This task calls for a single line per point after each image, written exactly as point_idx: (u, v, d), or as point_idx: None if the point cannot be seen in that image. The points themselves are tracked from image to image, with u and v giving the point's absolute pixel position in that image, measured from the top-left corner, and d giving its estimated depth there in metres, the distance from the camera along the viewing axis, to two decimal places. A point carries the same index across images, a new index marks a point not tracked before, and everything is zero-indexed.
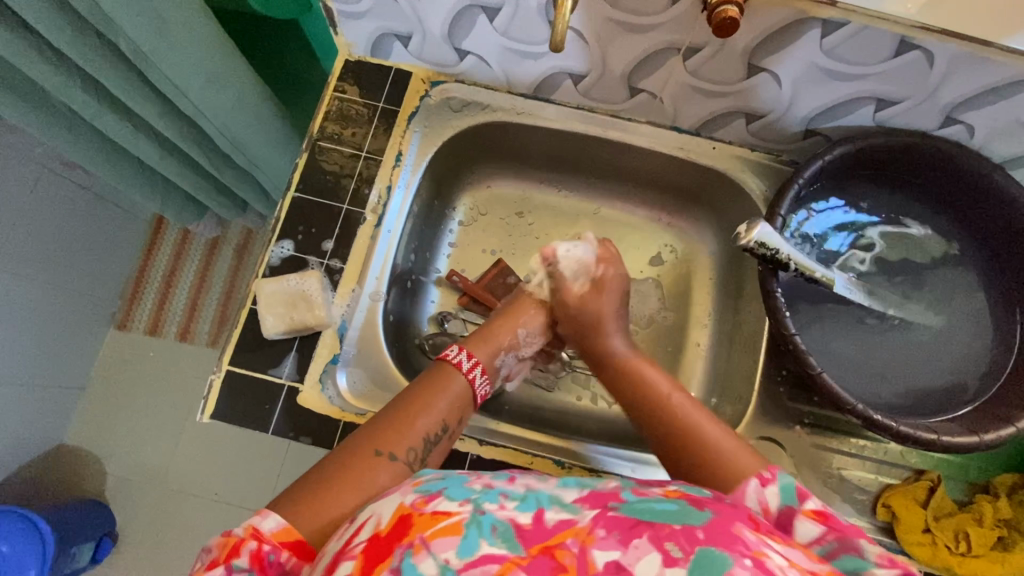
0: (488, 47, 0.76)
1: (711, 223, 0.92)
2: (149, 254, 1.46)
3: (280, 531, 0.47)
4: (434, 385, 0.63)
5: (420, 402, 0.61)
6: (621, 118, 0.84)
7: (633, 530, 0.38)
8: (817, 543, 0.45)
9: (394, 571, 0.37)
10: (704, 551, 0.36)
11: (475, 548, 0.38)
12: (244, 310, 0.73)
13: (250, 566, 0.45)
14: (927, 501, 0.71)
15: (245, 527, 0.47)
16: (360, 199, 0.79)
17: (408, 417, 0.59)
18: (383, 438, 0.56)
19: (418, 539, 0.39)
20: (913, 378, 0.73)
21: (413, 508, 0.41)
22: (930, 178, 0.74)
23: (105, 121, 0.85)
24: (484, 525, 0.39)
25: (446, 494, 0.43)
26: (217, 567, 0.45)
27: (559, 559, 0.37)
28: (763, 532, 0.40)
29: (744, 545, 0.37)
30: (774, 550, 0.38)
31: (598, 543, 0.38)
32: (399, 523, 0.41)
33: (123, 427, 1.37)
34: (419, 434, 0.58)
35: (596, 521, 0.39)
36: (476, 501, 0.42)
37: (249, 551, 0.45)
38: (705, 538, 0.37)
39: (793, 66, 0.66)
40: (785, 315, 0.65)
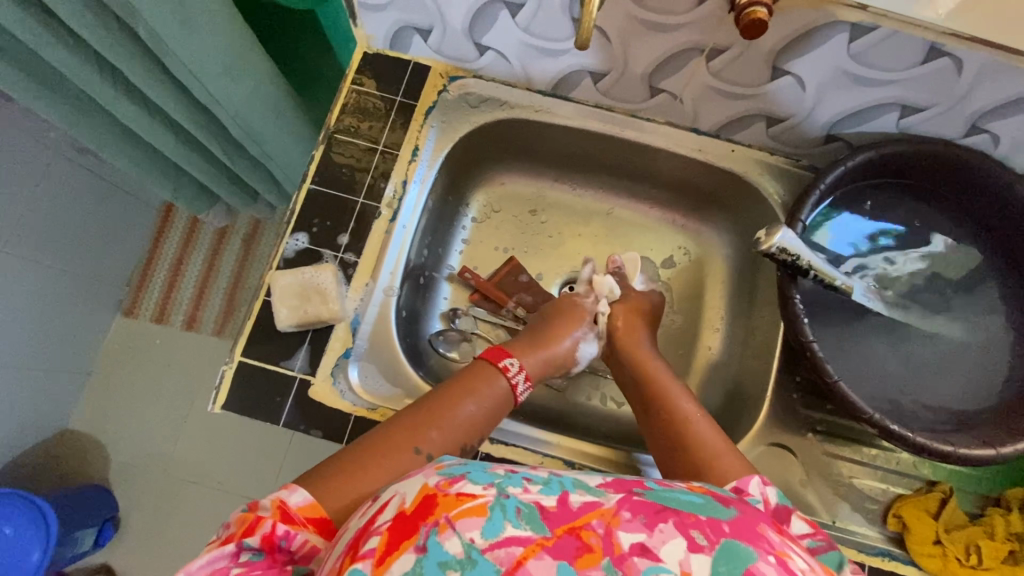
0: (509, 43, 0.75)
1: (726, 227, 0.91)
2: (158, 241, 1.46)
3: (306, 506, 0.48)
4: (475, 386, 0.63)
5: (458, 404, 0.60)
6: (640, 118, 0.83)
7: (659, 516, 0.39)
8: (807, 537, 0.49)
9: (421, 549, 0.38)
10: (728, 544, 0.38)
11: (500, 530, 0.38)
12: (257, 301, 0.73)
13: (262, 546, 0.45)
14: (938, 513, 0.70)
15: (272, 501, 0.47)
16: (375, 194, 0.79)
17: (447, 418, 0.59)
18: (423, 436, 0.57)
19: (443, 518, 0.39)
20: (929, 388, 0.72)
21: (437, 489, 0.41)
22: (951, 188, 0.74)
23: (120, 107, 0.84)
24: (509, 507, 0.39)
25: (470, 477, 0.42)
26: (228, 543, 0.45)
27: (585, 539, 0.38)
28: (785, 534, 0.42)
29: (769, 544, 0.39)
30: (795, 552, 0.40)
31: (624, 525, 0.38)
32: (424, 502, 0.40)
33: (129, 413, 1.38)
34: (455, 438, 0.58)
35: (622, 504, 0.40)
36: (500, 484, 0.41)
37: (263, 530, 0.45)
38: (731, 531, 0.39)
39: (819, 70, 0.66)
40: (803, 322, 0.64)
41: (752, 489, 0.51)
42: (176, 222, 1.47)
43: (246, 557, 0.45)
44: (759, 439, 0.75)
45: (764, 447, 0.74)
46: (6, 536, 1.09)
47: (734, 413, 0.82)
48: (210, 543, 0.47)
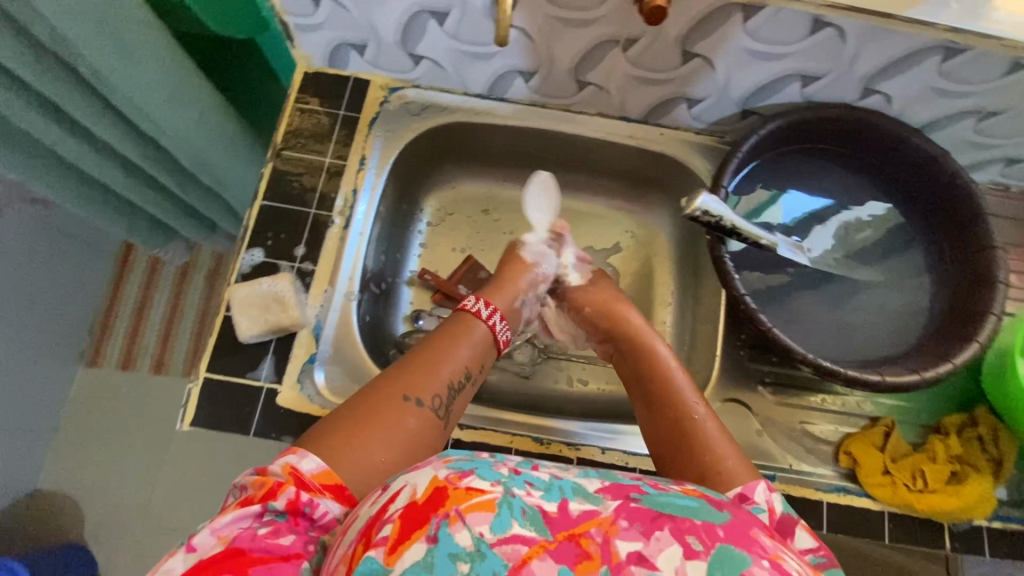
0: (441, 50, 0.80)
1: (666, 206, 0.97)
2: (118, 286, 1.45)
3: (319, 473, 0.49)
4: (455, 335, 0.66)
5: (443, 351, 0.63)
6: (572, 111, 0.89)
7: (655, 523, 0.38)
8: (811, 553, 0.48)
9: (432, 539, 0.38)
10: (723, 550, 0.37)
11: (508, 527, 0.38)
12: (218, 318, 0.74)
13: (286, 508, 0.45)
14: (884, 445, 0.75)
15: (287, 467, 0.48)
16: (327, 204, 0.81)
17: (433, 365, 0.61)
18: (410, 384, 0.58)
19: (454, 510, 0.39)
20: (860, 329, 0.78)
21: (447, 481, 0.41)
22: (858, 147, 0.80)
23: (66, 145, 0.85)
24: (515, 506, 0.39)
25: (477, 473, 0.42)
26: (251, 505, 0.45)
27: (584, 545, 0.37)
28: (780, 540, 0.41)
29: (762, 548, 0.38)
30: (791, 559, 0.39)
31: (621, 533, 0.38)
32: (434, 494, 0.40)
33: (99, 463, 1.34)
34: (444, 380, 0.60)
35: (619, 512, 0.39)
36: (506, 484, 0.41)
37: (287, 494, 0.45)
38: (725, 536, 0.38)
39: (723, 50, 0.72)
40: (735, 278, 0.70)
41: (756, 497, 0.51)
42: (134, 265, 1.46)
43: (268, 518, 0.45)
44: (714, 397, 0.79)
45: (721, 403, 0.79)
46: None
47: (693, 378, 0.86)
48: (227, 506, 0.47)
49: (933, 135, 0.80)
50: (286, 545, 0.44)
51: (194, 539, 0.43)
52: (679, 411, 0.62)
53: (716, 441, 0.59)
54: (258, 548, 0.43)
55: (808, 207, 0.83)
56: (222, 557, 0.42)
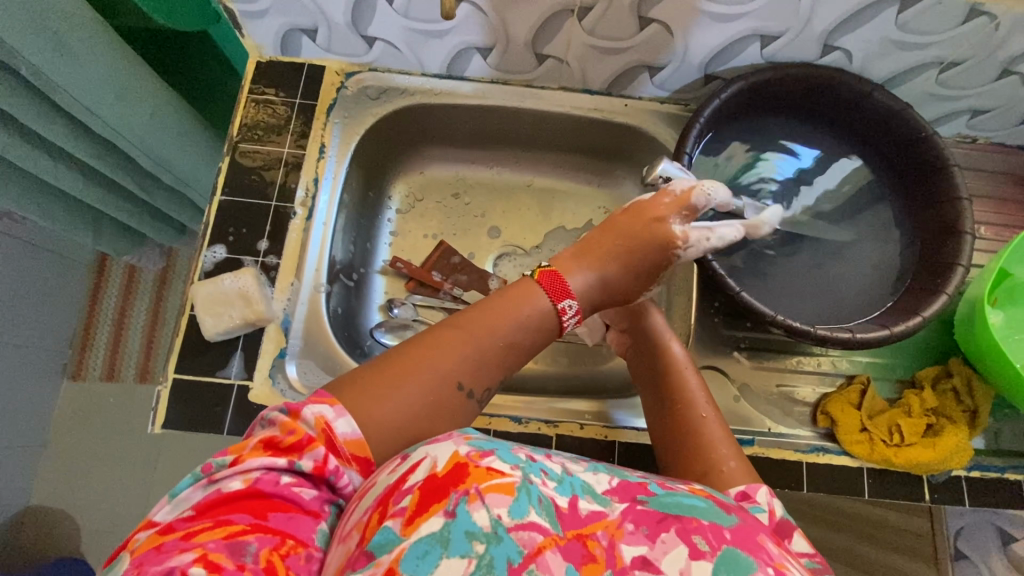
0: (393, 30, 0.78)
1: (636, 178, 0.96)
2: (95, 297, 1.41)
3: (352, 440, 0.44)
4: (508, 312, 0.54)
5: (506, 332, 0.52)
6: (534, 87, 0.87)
7: (661, 525, 0.39)
8: (806, 557, 0.48)
9: (450, 513, 0.37)
10: (729, 551, 0.37)
11: (525, 513, 0.38)
12: (184, 317, 0.73)
13: (313, 470, 0.42)
14: (861, 403, 0.76)
15: (319, 423, 0.44)
16: (288, 195, 0.80)
17: (492, 351, 0.52)
18: (454, 364, 0.50)
19: (473, 489, 0.38)
20: (834, 287, 0.77)
21: (468, 458, 0.40)
22: (821, 105, 0.80)
23: (15, 151, 0.82)
24: (533, 492, 0.39)
25: (499, 454, 0.41)
26: (277, 455, 0.42)
27: (591, 547, 0.38)
28: (784, 546, 0.41)
29: (767, 554, 0.38)
30: (794, 565, 0.39)
31: (626, 537, 0.38)
32: (455, 469, 0.39)
33: (89, 475, 1.33)
34: (499, 369, 0.52)
35: (625, 514, 0.40)
36: (524, 468, 0.41)
37: (316, 456, 0.42)
38: (732, 538, 0.38)
39: (678, 13, 0.71)
40: (701, 244, 0.69)
41: (759, 497, 0.51)
42: (110, 278, 1.42)
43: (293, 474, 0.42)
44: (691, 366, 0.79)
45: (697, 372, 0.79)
46: None
47: None
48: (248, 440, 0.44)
49: (896, 90, 0.80)
50: (305, 506, 0.42)
51: (215, 475, 0.41)
52: (689, 410, 0.62)
53: (719, 441, 0.58)
54: (277, 505, 0.40)
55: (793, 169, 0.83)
56: (242, 496, 0.40)
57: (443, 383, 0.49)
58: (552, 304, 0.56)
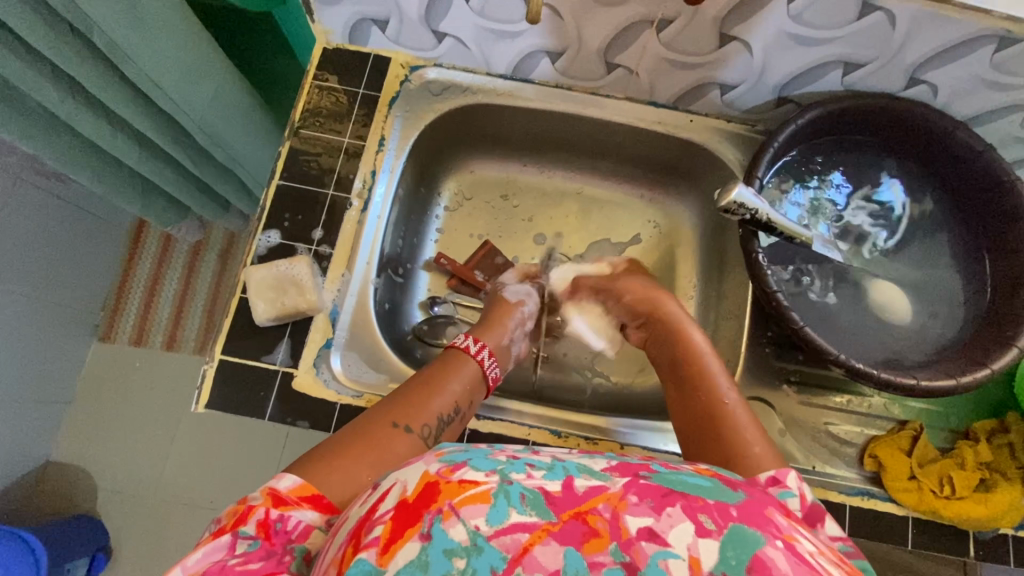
0: (465, 27, 0.76)
1: (692, 195, 0.94)
2: (131, 261, 1.43)
3: (297, 487, 0.48)
4: (444, 366, 0.66)
5: (434, 380, 0.64)
6: (599, 95, 0.85)
7: (666, 499, 0.37)
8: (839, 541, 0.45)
9: (425, 537, 0.36)
10: (736, 529, 0.36)
11: (505, 517, 0.36)
12: (234, 299, 0.73)
13: (258, 533, 0.44)
14: (911, 450, 0.73)
15: (259, 493, 0.47)
16: (344, 185, 0.79)
17: (428, 392, 0.62)
18: (391, 411, 0.59)
19: (447, 505, 0.37)
20: (895, 329, 0.75)
21: (438, 476, 0.39)
22: (896, 138, 0.77)
23: (80, 119, 0.82)
24: (512, 493, 0.37)
25: (471, 464, 0.40)
26: (223, 535, 0.44)
27: (591, 523, 0.36)
28: (793, 518, 0.40)
29: (776, 527, 0.37)
30: (804, 535, 0.38)
31: (630, 509, 0.37)
32: (426, 489, 0.38)
33: (111, 440, 1.33)
34: (434, 411, 0.60)
35: (627, 487, 0.38)
36: (502, 471, 0.39)
37: (256, 517, 0.45)
38: (738, 516, 0.37)
39: (763, 33, 0.68)
40: (767, 273, 0.67)
41: (789, 481, 0.48)
42: (147, 240, 1.44)
43: (241, 547, 0.43)
44: None
45: (742, 401, 0.77)
46: None
47: None
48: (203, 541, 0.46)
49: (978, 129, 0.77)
50: (262, 565, 0.42)
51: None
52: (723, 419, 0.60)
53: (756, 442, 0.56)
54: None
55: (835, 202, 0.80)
56: None
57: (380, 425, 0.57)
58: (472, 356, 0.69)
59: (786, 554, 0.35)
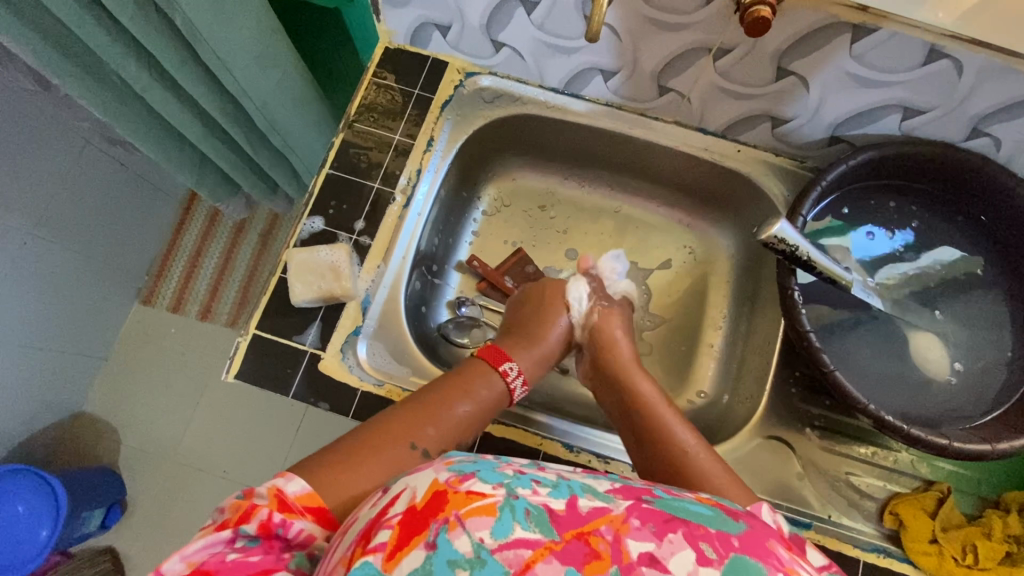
0: (524, 40, 0.78)
1: (731, 226, 0.93)
2: (178, 231, 1.49)
3: (302, 495, 0.47)
4: (475, 389, 0.66)
5: (459, 405, 0.63)
6: (648, 117, 0.86)
7: (668, 525, 0.38)
8: (825, 569, 0.45)
9: (431, 545, 0.36)
10: (738, 560, 0.36)
11: (509, 531, 0.37)
12: (275, 277, 0.76)
13: (259, 533, 0.44)
14: (936, 512, 0.70)
15: (266, 490, 0.46)
16: (391, 180, 0.82)
17: (447, 417, 0.61)
18: (410, 430, 0.58)
19: (454, 515, 0.37)
20: (933, 387, 0.72)
21: (447, 485, 0.40)
22: (950, 188, 0.75)
23: (153, 94, 0.87)
24: (518, 509, 0.38)
25: (479, 477, 0.41)
26: (224, 530, 0.44)
27: (593, 545, 0.37)
28: (794, 552, 0.40)
29: (778, 560, 0.37)
30: (805, 570, 0.38)
31: (632, 532, 0.37)
32: (434, 498, 0.39)
33: (140, 398, 1.39)
34: (451, 438, 0.61)
35: (630, 511, 0.39)
36: (509, 486, 0.40)
37: (258, 518, 0.44)
38: (740, 546, 0.37)
39: (823, 70, 0.68)
40: (801, 313, 0.66)
41: (763, 516, 0.48)
42: (195, 212, 1.51)
43: (242, 543, 0.44)
44: (755, 432, 0.76)
45: (761, 441, 0.76)
46: (20, 513, 1.10)
47: (736, 407, 0.83)
48: (204, 527, 0.47)
49: None
50: (260, 562, 0.43)
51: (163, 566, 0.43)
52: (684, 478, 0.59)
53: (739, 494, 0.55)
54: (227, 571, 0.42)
55: (876, 246, 0.78)
56: None
57: (396, 443, 0.56)
58: (507, 390, 0.69)
59: None
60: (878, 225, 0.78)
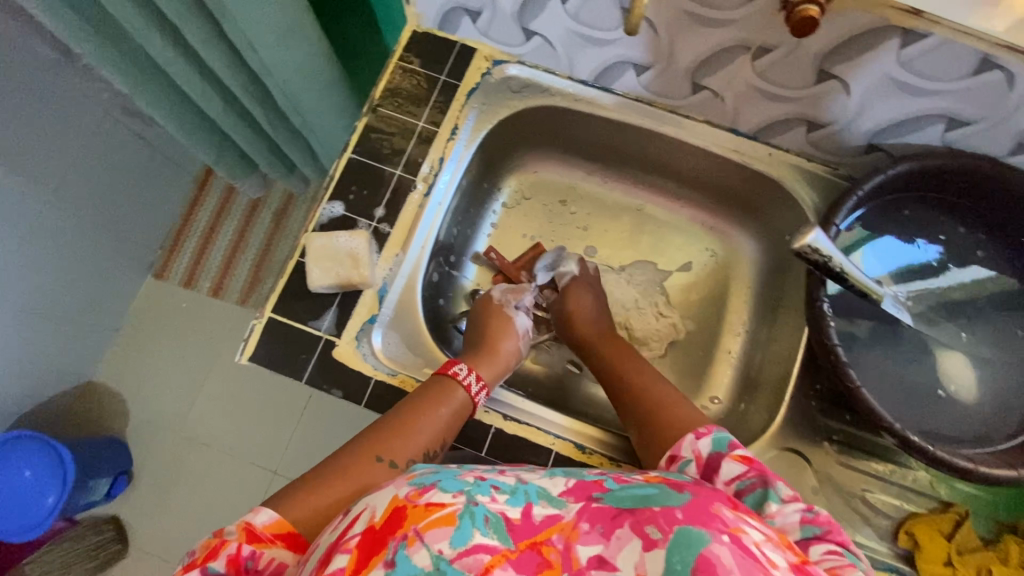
0: (556, 29, 0.76)
1: (756, 231, 0.92)
2: (192, 207, 1.49)
3: (271, 524, 0.50)
4: (430, 397, 0.64)
5: (423, 413, 0.62)
6: (678, 114, 0.83)
7: (615, 522, 0.39)
8: (738, 478, 0.50)
9: (389, 564, 0.37)
10: (682, 531, 0.37)
11: (467, 540, 0.38)
12: (292, 261, 0.75)
13: (228, 568, 0.47)
14: (952, 535, 0.69)
15: (235, 526, 0.49)
16: (412, 168, 0.81)
17: (412, 426, 0.60)
18: (372, 443, 0.58)
19: (412, 531, 0.38)
20: (959, 408, 0.70)
21: (407, 500, 0.40)
22: (987, 204, 0.72)
23: (175, 68, 0.86)
24: (476, 516, 0.39)
25: (439, 486, 0.41)
26: (195, 567, 0.47)
27: (546, 554, 0.38)
28: (739, 510, 0.42)
29: (722, 522, 0.39)
30: (749, 526, 0.40)
31: (582, 538, 0.39)
32: (393, 514, 0.40)
33: (149, 371, 1.39)
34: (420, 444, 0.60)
35: (580, 514, 0.40)
36: (469, 493, 0.41)
37: (227, 553, 0.47)
38: (683, 517, 0.38)
39: (866, 76, 0.65)
40: (830, 325, 0.64)
41: (683, 452, 0.56)
42: (210, 189, 1.50)
43: None
44: (771, 443, 0.75)
45: (777, 452, 0.75)
46: (28, 478, 1.12)
47: (752, 416, 0.82)
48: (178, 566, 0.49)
49: None
50: None
51: None
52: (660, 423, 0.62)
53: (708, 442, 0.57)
54: None
55: (904, 255, 0.76)
56: None
57: (361, 458, 0.56)
58: (467, 393, 0.67)
59: (731, 549, 0.37)
60: (910, 239, 0.76)
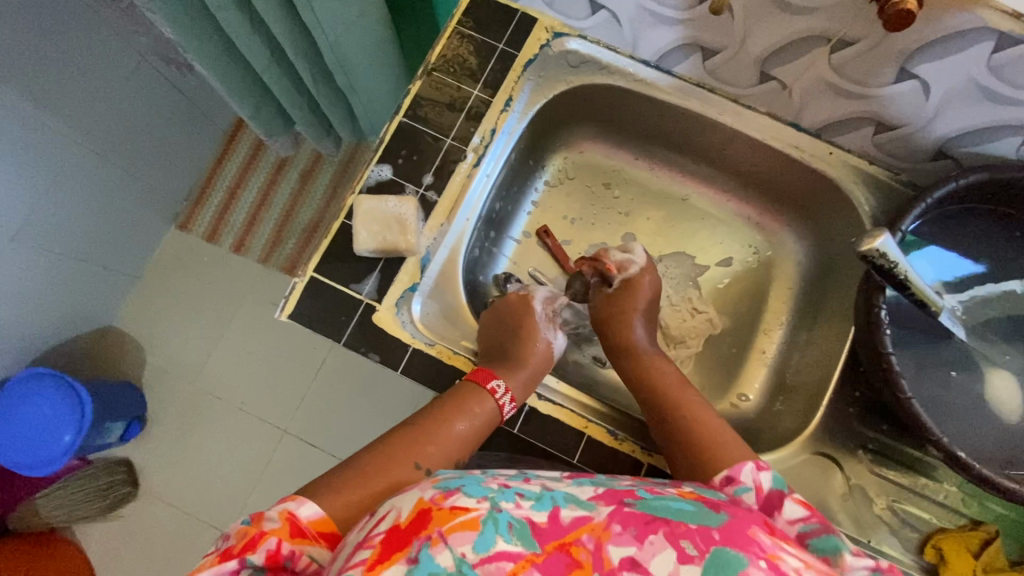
0: (625, 3, 0.73)
1: (804, 232, 0.90)
2: (222, 160, 1.48)
3: (315, 520, 0.49)
4: (467, 406, 0.65)
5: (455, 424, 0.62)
6: (739, 103, 0.81)
7: (649, 527, 0.39)
8: (801, 521, 0.49)
9: (411, 560, 0.36)
10: (719, 551, 0.37)
11: (492, 544, 0.37)
12: (337, 222, 0.74)
13: (265, 563, 0.46)
14: (980, 553, 0.68)
15: (280, 516, 0.48)
16: (464, 137, 0.79)
17: (446, 437, 0.61)
18: (409, 449, 0.58)
19: (436, 532, 0.37)
20: (1004, 428, 0.69)
21: (432, 502, 0.39)
22: None
23: (227, 14, 0.84)
24: (501, 521, 0.38)
25: (465, 491, 0.40)
26: (229, 559, 0.45)
27: (575, 555, 0.37)
28: (776, 536, 0.41)
29: (759, 546, 0.38)
30: (787, 553, 0.39)
31: (614, 539, 0.38)
32: (419, 516, 0.39)
33: (170, 321, 1.40)
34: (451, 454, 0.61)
35: (612, 516, 0.39)
36: (494, 499, 0.40)
37: (266, 548, 0.45)
38: (720, 538, 0.38)
39: (949, 78, 0.63)
40: (886, 333, 0.63)
41: (743, 477, 0.54)
42: (240, 142, 1.48)
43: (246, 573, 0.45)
44: (804, 447, 0.75)
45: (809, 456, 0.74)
46: (46, 414, 1.13)
47: (785, 418, 0.82)
48: (207, 553, 0.47)
49: None
50: None
51: None
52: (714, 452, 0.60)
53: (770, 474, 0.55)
54: None
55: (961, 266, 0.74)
56: None
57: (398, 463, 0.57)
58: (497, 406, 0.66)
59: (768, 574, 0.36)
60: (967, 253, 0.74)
